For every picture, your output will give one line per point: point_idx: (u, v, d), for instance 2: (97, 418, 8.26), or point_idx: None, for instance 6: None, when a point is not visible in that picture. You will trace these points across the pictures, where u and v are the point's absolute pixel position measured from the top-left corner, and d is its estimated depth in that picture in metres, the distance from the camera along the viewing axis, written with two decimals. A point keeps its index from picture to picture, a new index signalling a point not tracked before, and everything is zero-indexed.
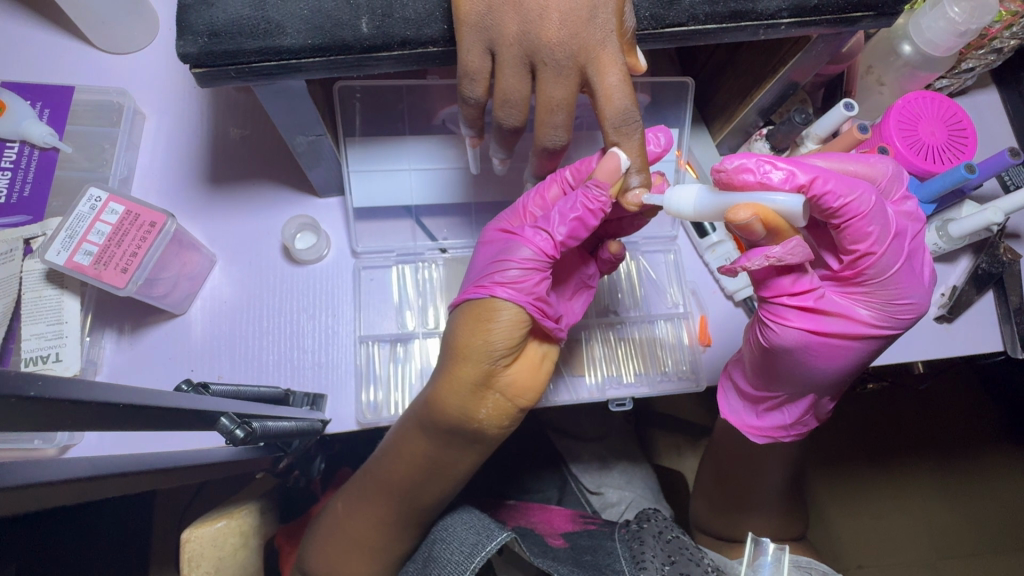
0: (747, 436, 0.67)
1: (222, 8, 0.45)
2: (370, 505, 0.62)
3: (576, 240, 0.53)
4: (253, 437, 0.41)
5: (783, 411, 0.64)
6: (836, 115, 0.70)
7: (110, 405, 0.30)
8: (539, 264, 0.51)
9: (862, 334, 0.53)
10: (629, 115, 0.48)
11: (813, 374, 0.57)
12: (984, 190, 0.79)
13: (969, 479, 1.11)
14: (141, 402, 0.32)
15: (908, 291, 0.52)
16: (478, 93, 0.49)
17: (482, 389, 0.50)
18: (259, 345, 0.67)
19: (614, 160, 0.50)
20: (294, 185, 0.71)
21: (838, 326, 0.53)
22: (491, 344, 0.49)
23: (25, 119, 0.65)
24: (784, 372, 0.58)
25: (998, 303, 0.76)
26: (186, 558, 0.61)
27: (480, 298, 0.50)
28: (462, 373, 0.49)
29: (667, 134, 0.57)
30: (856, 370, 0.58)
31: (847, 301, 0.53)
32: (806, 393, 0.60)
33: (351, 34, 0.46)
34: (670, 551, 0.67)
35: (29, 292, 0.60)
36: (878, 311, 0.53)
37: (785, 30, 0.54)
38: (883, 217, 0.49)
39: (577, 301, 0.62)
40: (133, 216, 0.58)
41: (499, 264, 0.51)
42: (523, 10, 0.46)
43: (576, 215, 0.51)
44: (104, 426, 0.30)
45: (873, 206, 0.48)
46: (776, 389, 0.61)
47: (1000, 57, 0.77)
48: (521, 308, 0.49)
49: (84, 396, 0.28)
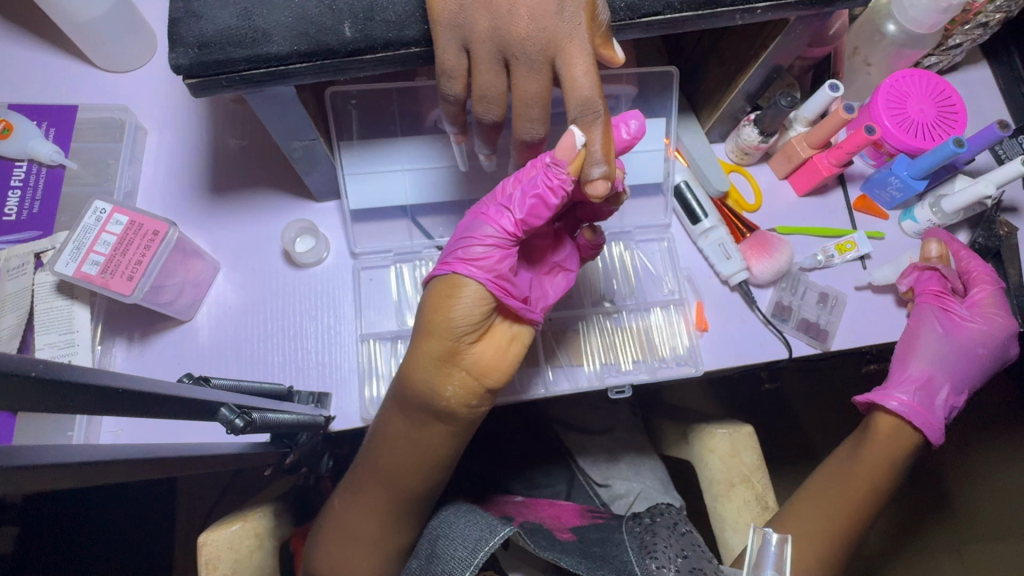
0: (928, 435, 0.68)
1: (210, 19, 0.47)
2: (364, 496, 0.64)
3: (540, 221, 0.53)
4: (253, 426, 0.41)
5: (931, 397, 0.70)
6: (823, 97, 0.72)
7: (103, 390, 0.31)
8: (502, 243, 0.53)
9: (987, 326, 0.71)
10: (590, 105, 0.48)
11: (969, 353, 0.71)
12: (978, 164, 0.80)
13: (993, 457, 1.11)
14: (137, 389, 0.33)
15: (981, 296, 0.72)
16: (457, 90, 0.51)
17: (447, 364, 0.52)
18: (264, 347, 0.68)
19: (570, 138, 0.48)
20: (292, 191, 0.74)
21: (981, 332, 0.71)
22: (453, 321, 0.51)
23: (31, 139, 0.67)
24: (953, 356, 0.71)
25: (998, 278, 0.76)
26: (204, 561, 0.63)
27: (444, 275, 0.53)
28: (427, 348, 0.52)
29: (637, 122, 0.53)
30: (965, 353, 0.71)
31: (975, 312, 0.72)
32: (947, 377, 0.71)
33: (335, 39, 0.48)
34: (683, 545, 0.66)
35: (42, 303, 0.62)
36: (983, 311, 0.72)
37: (762, 13, 0.55)
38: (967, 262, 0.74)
39: (555, 284, 0.63)
40: (137, 225, 0.60)
41: (464, 241, 0.54)
42: (492, 7, 0.47)
43: (535, 192, 0.51)
44: (106, 411, 0.32)
45: (957, 248, 0.74)
46: (921, 373, 0.71)
47: (986, 32, 0.77)
48: (482, 285, 0.51)
49: (77, 378, 0.29)
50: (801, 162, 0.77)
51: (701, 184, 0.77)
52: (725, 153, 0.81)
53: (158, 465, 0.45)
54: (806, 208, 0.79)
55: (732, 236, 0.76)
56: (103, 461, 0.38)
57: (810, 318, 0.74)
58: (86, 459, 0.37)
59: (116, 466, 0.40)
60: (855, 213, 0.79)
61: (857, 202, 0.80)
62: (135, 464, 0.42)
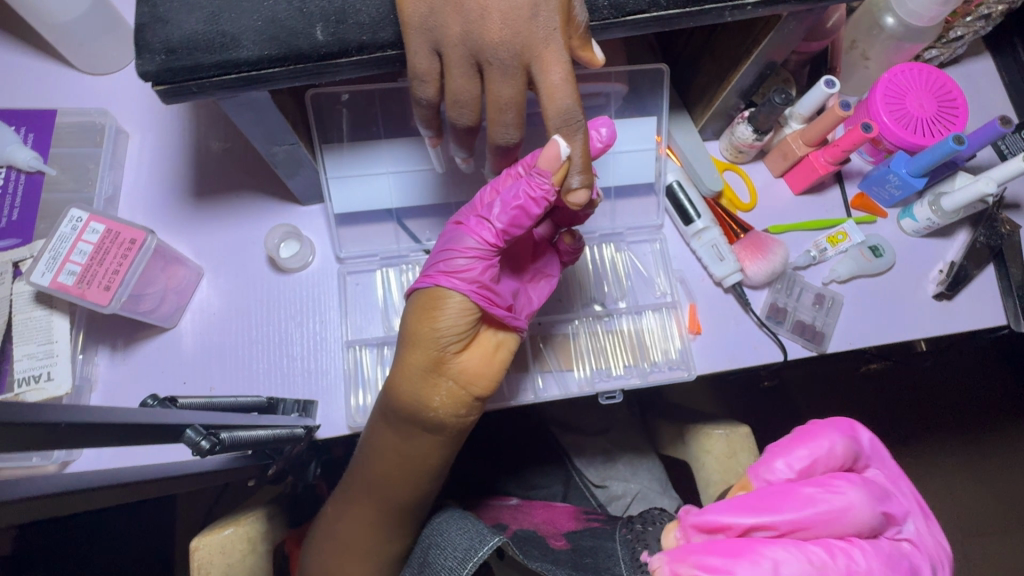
0: None
1: (178, 25, 0.46)
2: (354, 504, 0.63)
3: (520, 229, 0.52)
4: (219, 447, 0.40)
5: None
6: (818, 93, 0.70)
7: (53, 425, 0.29)
8: (484, 254, 0.52)
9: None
10: (572, 114, 0.47)
11: None
12: (979, 160, 0.78)
13: (989, 453, 1.11)
14: (93, 420, 0.32)
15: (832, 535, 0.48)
16: (430, 93, 0.49)
17: (433, 375, 0.51)
18: (249, 354, 0.67)
19: (555, 148, 0.48)
20: (277, 194, 0.72)
21: None
22: (439, 330, 0.50)
23: (9, 145, 0.66)
24: None
25: (999, 277, 0.74)
26: (194, 566, 0.62)
27: (427, 288, 0.51)
28: (412, 360, 0.51)
29: (609, 129, 0.52)
30: None
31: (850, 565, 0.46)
32: None
33: (307, 43, 0.46)
34: None
35: (20, 313, 0.61)
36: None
37: (752, 9, 0.53)
38: (836, 515, 0.48)
39: (536, 291, 0.62)
40: (114, 234, 0.59)
41: (445, 253, 0.52)
42: (466, 10, 0.45)
43: (517, 202, 0.50)
44: (58, 447, 0.30)
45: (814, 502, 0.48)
46: None
47: (988, 24, 0.74)
48: (467, 296, 0.51)
49: (28, 418, 0.28)
50: (797, 160, 0.75)
51: (694, 184, 0.75)
52: (720, 151, 0.79)
53: (130, 486, 0.44)
54: (802, 206, 0.78)
55: (725, 237, 0.74)
56: (59, 494, 0.37)
57: (806, 320, 0.73)
58: (40, 494, 0.36)
59: (80, 496, 0.39)
60: (852, 211, 0.78)
61: (855, 200, 0.78)
62: (102, 488, 0.41)
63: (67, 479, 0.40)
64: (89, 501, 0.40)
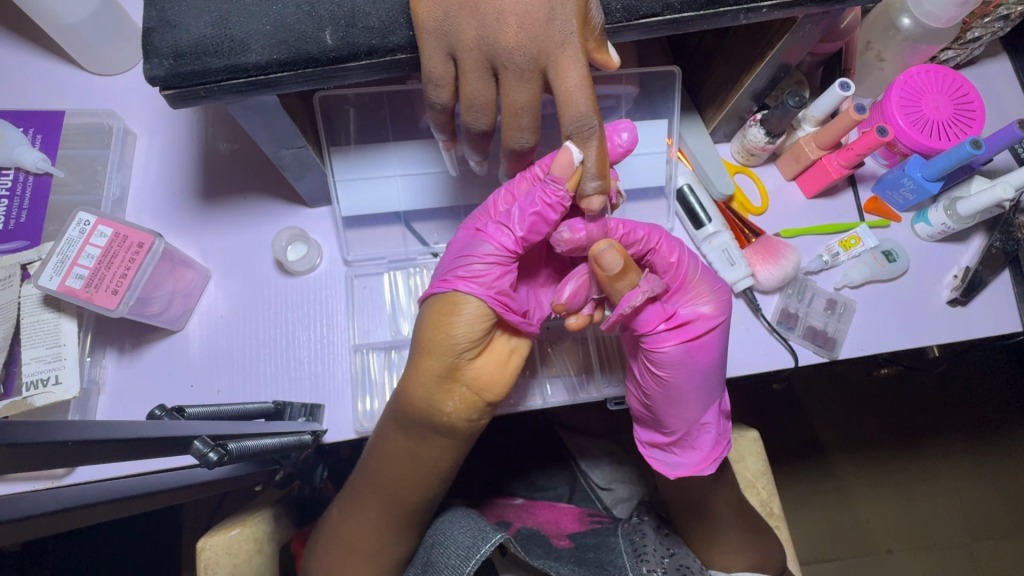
0: (700, 470, 0.63)
1: (185, 29, 0.45)
2: (361, 509, 0.63)
3: (538, 235, 0.53)
4: (227, 458, 0.40)
5: (710, 427, 0.62)
6: (832, 95, 0.69)
7: (54, 444, 0.29)
8: (501, 259, 0.52)
9: (709, 321, 0.59)
10: (585, 120, 0.46)
11: (700, 363, 0.59)
12: (995, 163, 0.76)
13: (1000, 458, 1.10)
14: (93, 437, 0.31)
15: (693, 301, 0.60)
16: (444, 98, 0.49)
17: (447, 382, 0.51)
18: (256, 357, 0.67)
19: (568, 155, 0.48)
20: (284, 196, 0.72)
21: (710, 319, 0.59)
22: (454, 339, 0.49)
23: (18, 147, 0.65)
24: (686, 397, 0.60)
25: (1016, 281, 0.72)
26: (203, 565, 0.61)
27: (444, 293, 0.51)
28: (427, 366, 0.50)
29: (629, 130, 0.54)
30: (721, 374, 0.61)
31: (694, 299, 0.60)
32: (711, 402, 0.61)
33: (316, 47, 0.46)
34: (670, 543, 0.69)
35: (28, 316, 0.61)
36: (717, 304, 0.59)
37: (767, 12, 0.52)
38: (694, 275, 0.60)
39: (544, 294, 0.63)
40: (122, 237, 0.58)
41: (464, 259, 0.52)
42: (479, 15, 0.44)
43: (535, 210, 0.51)
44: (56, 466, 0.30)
45: (682, 260, 0.60)
46: (697, 412, 0.61)
47: (1007, 25, 0.73)
48: (483, 302, 0.50)
49: (28, 439, 0.28)
50: (810, 163, 0.74)
51: (704, 187, 0.74)
52: (731, 153, 0.78)
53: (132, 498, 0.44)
54: (814, 210, 0.77)
55: (737, 241, 0.74)
56: (66, 509, 0.37)
57: (818, 326, 0.72)
58: (44, 511, 0.36)
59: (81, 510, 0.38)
60: (865, 215, 0.76)
61: (868, 204, 0.77)
62: (106, 502, 0.41)
63: (72, 494, 0.40)
64: (89, 516, 0.40)
